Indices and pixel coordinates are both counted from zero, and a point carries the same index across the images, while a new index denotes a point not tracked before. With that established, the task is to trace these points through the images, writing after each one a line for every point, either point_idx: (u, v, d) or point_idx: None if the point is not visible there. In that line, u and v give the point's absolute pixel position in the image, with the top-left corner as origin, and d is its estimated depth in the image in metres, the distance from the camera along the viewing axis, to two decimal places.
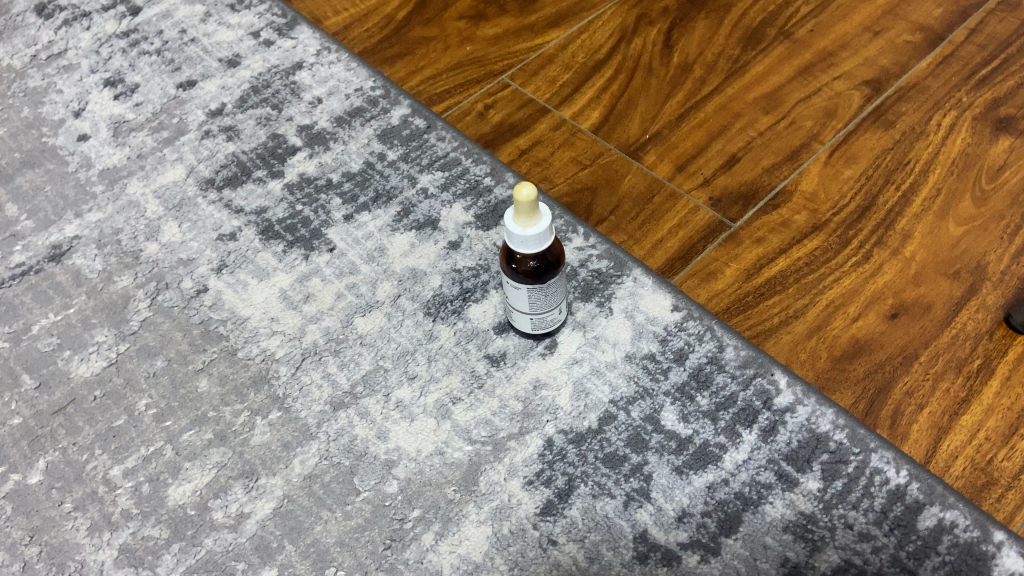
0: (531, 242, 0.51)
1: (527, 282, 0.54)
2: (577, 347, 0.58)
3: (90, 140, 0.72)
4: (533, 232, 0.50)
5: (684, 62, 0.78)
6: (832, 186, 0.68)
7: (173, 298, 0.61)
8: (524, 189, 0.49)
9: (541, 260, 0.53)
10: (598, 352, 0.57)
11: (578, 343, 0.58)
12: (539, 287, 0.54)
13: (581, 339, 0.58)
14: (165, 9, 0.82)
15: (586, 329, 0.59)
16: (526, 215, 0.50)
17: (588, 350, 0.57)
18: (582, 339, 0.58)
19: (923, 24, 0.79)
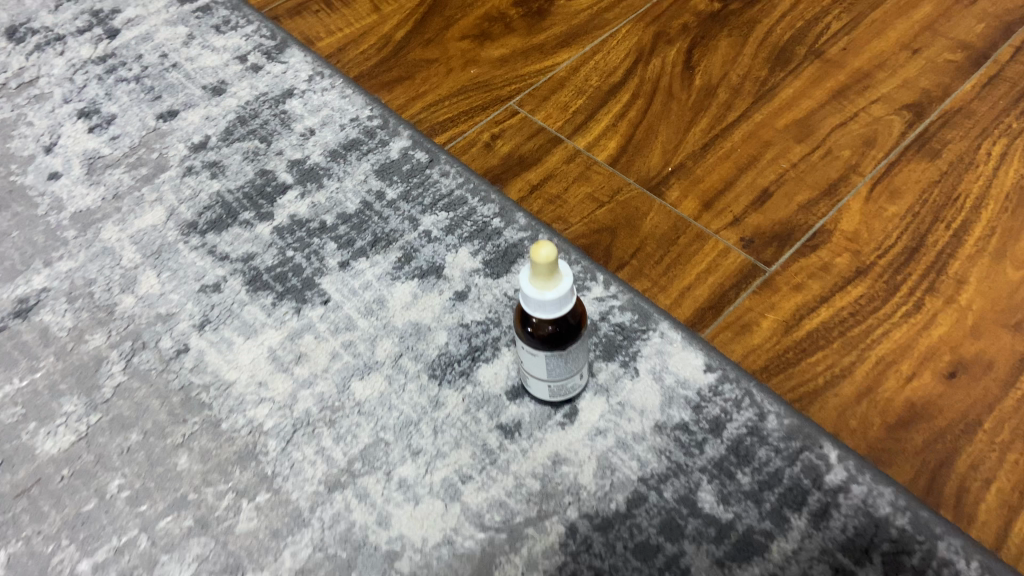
0: (548, 306, 0.44)
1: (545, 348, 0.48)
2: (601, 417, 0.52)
3: (63, 178, 0.66)
4: (552, 296, 0.44)
5: (708, 85, 0.72)
6: (876, 224, 0.61)
7: (151, 360, 0.55)
8: (543, 250, 0.42)
9: (562, 322, 0.47)
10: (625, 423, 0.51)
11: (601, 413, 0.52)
12: (560, 354, 0.47)
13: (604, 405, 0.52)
14: (146, 31, 0.76)
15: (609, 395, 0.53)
16: (546, 276, 0.43)
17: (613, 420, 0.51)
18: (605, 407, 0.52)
19: (965, 41, 0.73)
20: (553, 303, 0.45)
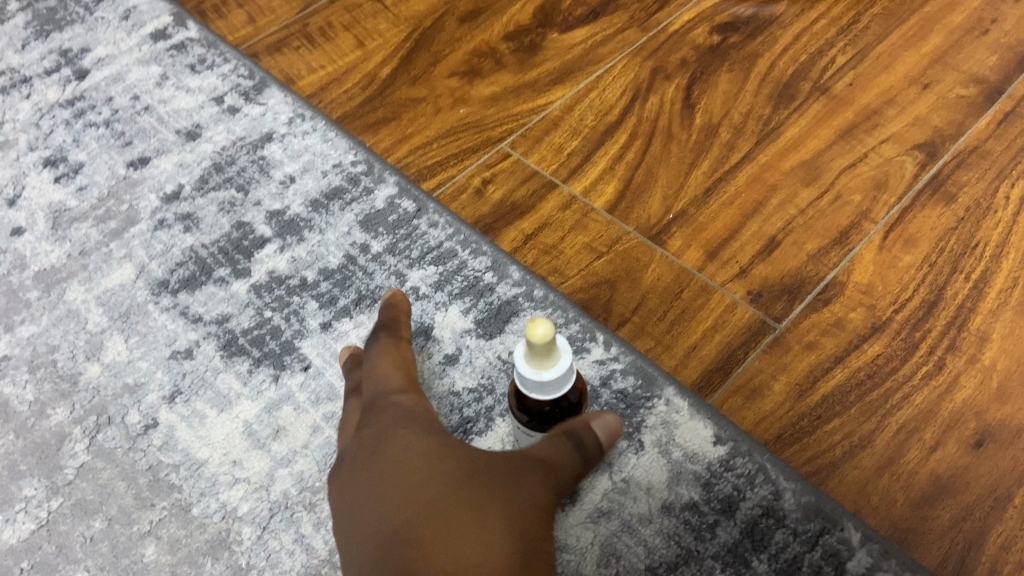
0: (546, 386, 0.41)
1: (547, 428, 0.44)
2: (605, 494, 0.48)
3: (26, 234, 0.62)
4: (550, 374, 0.41)
5: (709, 124, 0.68)
6: (891, 275, 0.58)
7: (117, 437, 0.51)
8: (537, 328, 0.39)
9: (559, 401, 0.43)
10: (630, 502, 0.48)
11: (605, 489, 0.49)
12: None
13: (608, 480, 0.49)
14: (117, 71, 0.72)
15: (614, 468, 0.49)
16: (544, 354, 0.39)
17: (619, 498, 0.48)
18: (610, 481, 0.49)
19: (978, 75, 0.69)
20: (550, 382, 0.41)
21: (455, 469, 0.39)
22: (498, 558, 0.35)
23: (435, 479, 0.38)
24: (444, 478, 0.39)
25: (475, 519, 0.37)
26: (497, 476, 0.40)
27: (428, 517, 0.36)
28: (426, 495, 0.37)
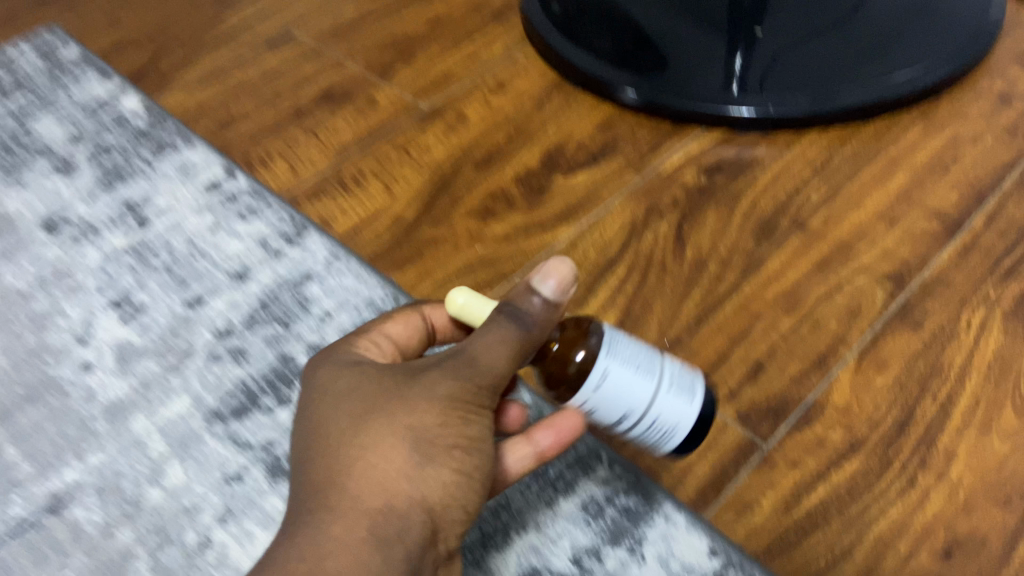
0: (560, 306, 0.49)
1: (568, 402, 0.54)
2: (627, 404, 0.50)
3: (95, 369, 0.70)
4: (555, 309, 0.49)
5: (699, 257, 0.76)
6: (866, 397, 0.64)
7: (176, 555, 0.58)
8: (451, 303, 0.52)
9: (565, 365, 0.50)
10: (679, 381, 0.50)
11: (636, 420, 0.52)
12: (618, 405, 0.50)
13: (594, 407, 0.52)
14: (176, 220, 0.82)
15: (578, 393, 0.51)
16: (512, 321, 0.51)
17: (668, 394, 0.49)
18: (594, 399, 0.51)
19: (940, 210, 0.77)
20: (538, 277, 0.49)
21: (362, 402, 0.46)
22: (392, 465, 0.44)
23: (338, 408, 0.47)
24: (347, 407, 0.47)
25: (368, 436, 0.45)
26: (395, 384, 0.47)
27: (335, 433, 0.45)
28: (333, 417, 0.46)
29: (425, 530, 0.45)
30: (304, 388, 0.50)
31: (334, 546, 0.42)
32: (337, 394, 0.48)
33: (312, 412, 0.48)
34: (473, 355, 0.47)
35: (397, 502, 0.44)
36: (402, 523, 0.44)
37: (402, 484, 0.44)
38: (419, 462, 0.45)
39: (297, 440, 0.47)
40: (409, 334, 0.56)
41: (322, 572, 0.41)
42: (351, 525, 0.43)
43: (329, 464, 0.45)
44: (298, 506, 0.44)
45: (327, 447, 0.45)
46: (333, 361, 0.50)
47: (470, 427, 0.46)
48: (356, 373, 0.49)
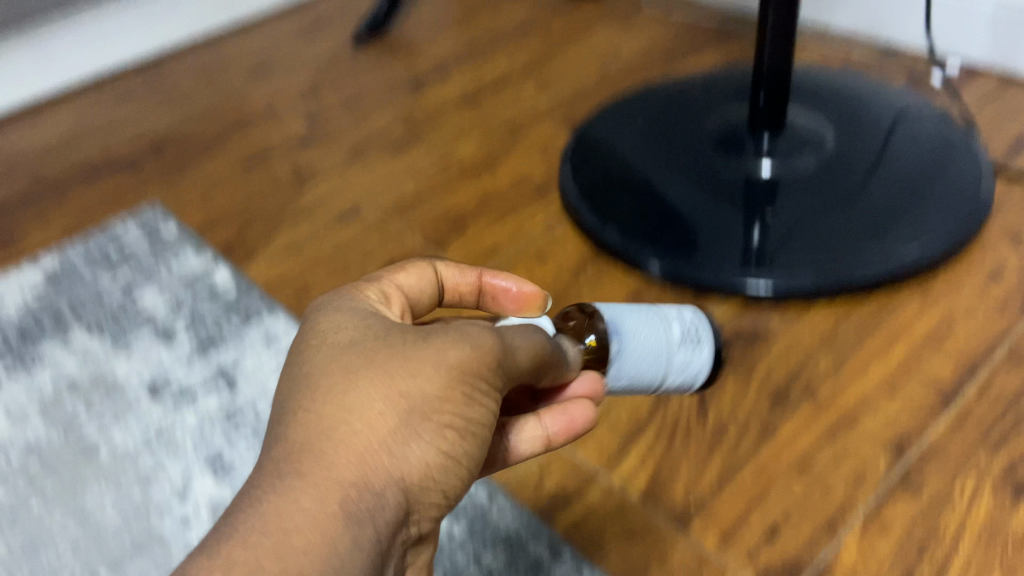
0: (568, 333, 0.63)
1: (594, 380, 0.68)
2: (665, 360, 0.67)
3: (193, 524, 0.81)
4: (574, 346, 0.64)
5: (719, 422, 0.86)
6: (871, 560, 0.72)
7: None
8: None
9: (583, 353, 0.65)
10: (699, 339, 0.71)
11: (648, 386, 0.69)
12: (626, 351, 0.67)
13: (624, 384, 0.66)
14: (260, 383, 0.94)
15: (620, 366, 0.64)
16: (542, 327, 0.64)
17: (694, 351, 0.70)
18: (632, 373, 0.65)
19: (935, 381, 0.86)
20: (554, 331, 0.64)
21: (360, 358, 0.52)
22: (375, 421, 0.49)
23: (338, 360, 0.52)
24: (348, 360, 0.52)
25: (360, 390, 0.50)
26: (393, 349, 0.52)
27: (330, 382, 0.51)
28: (332, 369, 0.51)
29: (398, 509, 0.49)
30: (313, 330, 0.56)
31: (302, 511, 0.45)
32: (341, 345, 0.53)
33: (313, 360, 0.53)
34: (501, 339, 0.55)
35: (373, 478, 0.48)
36: (376, 501, 0.48)
37: (382, 457, 0.49)
38: (401, 426, 0.49)
39: (290, 381, 0.52)
40: (418, 284, 0.66)
41: (295, 510, 0.45)
42: (321, 492, 0.46)
43: (314, 418, 0.49)
44: (277, 455, 0.48)
45: (317, 402, 0.50)
46: (346, 311, 0.57)
47: (465, 408, 0.52)
48: (361, 330, 0.54)
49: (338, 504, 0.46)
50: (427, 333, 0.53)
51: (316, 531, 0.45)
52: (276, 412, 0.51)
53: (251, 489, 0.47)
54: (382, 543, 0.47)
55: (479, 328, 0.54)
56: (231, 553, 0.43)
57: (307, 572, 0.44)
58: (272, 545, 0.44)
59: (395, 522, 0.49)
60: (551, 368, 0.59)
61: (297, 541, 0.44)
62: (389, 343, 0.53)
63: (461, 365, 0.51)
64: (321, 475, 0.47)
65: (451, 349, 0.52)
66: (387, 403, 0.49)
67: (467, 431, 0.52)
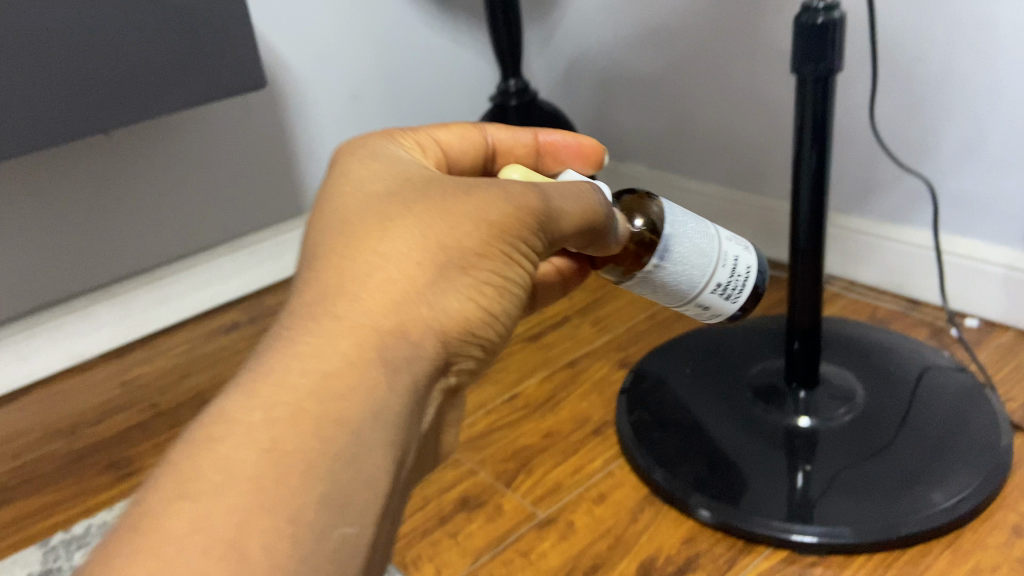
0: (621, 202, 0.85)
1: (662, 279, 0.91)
2: (700, 281, 0.92)
3: None
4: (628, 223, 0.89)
5: None
6: None
7: None
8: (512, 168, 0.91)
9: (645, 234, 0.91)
10: (738, 293, 0.96)
11: (676, 298, 0.93)
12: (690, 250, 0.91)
13: (659, 277, 0.90)
14: None
15: (665, 257, 0.89)
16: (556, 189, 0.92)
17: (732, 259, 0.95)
18: (670, 268, 0.89)
19: None
20: (615, 203, 0.88)
21: (386, 216, 0.68)
22: (404, 263, 0.65)
23: (377, 209, 0.69)
24: (387, 208, 0.69)
25: (390, 240, 0.66)
26: (414, 203, 0.69)
27: (361, 238, 0.67)
28: (371, 215, 0.68)
29: (434, 351, 0.67)
30: (348, 188, 0.73)
31: (341, 353, 0.61)
32: (378, 195, 0.71)
33: (355, 205, 0.70)
34: (540, 189, 0.74)
35: (410, 329, 0.65)
36: (412, 350, 0.65)
37: (421, 301, 0.66)
38: (429, 267, 0.66)
39: (333, 226, 0.69)
40: (456, 143, 0.93)
41: (344, 352, 0.61)
42: (361, 340, 0.62)
43: (356, 264, 0.65)
44: (319, 293, 0.65)
45: (360, 243, 0.66)
46: (384, 166, 0.76)
47: (501, 267, 0.71)
48: (398, 185, 0.72)
49: (378, 350, 0.62)
50: (466, 186, 0.71)
51: (355, 374, 0.61)
52: (320, 248, 0.68)
53: (290, 335, 0.62)
54: (418, 379, 0.65)
55: (519, 183, 0.72)
56: (273, 393, 0.58)
57: (348, 410, 0.59)
58: (314, 389, 0.59)
59: (430, 366, 0.66)
60: (598, 237, 0.81)
61: (338, 385, 0.60)
62: (425, 196, 0.70)
63: (497, 222, 0.69)
64: (362, 320, 0.63)
65: (491, 200, 0.70)
66: (425, 236, 0.67)
67: (496, 283, 0.71)
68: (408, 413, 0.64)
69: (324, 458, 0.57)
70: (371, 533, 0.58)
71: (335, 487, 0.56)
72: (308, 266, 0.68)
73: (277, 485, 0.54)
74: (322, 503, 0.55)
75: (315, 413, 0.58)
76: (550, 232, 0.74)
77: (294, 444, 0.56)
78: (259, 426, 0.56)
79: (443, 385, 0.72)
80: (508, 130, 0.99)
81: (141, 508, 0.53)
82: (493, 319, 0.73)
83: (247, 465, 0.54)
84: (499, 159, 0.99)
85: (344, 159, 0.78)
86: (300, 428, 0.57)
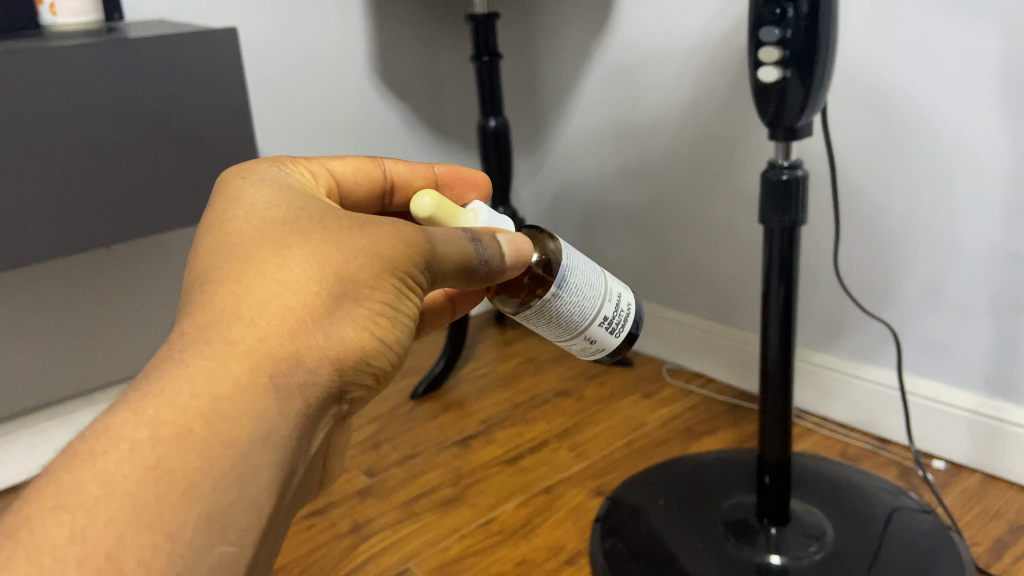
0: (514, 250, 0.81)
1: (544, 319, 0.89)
2: (591, 311, 0.90)
3: None
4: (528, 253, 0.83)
5: None
6: None
7: None
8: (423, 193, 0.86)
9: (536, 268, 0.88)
10: (622, 327, 0.95)
11: (562, 332, 0.91)
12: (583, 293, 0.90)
13: (559, 305, 0.88)
14: None
15: (564, 284, 0.88)
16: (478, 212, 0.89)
17: (620, 310, 0.94)
18: (568, 296, 0.88)
19: None
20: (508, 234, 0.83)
21: (281, 243, 0.69)
22: (299, 290, 0.66)
23: (272, 237, 0.70)
24: (282, 236, 0.70)
25: (284, 268, 0.67)
26: (311, 234, 0.70)
27: (253, 265, 0.68)
28: (265, 243, 0.69)
29: (328, 379, 0.68)
30: (240, 211, 0.73)
31: (231, 377, 0.62)
32: (273, 221, 0.71)
33: (249, 232, 0.71)
34: (432, 232, 0.76)
35: (306, 355, 0.66)
36: (307, 377, 0.66)
37: (317, 329, 0.67)
38: (327, 295, 0.67)
39: (225, 253, 0.70)
40: (350, 174, 0.92)
41: (234, 379, 0.63)
42: (252, 364, 0.63)
43: (250, 290, 0.66)
44: (212, 316, 0.65)
45: (255, 270, 0.67)
46: (278, 193, 0.76)
47: (393, 299, 0.71)
48: (294, 214, 0.73)
49: (271, 375, 0.64)
50: (359, 221, 0.73)
51: (244, 399, 0.62)
52: (211, 273, 0.68)
53: (179, 357, 0.63)
54: (310, 405, 0.66)
55: (410, 225, 0.74)
56: (159, 412, 0.60)
57: (233, 434, 0.61)
58: (201, 411, 0.61)
59: (323, 392, 0.67)
60: (479, 279, 0.78)
61: (226, 409, 0.61)
62: (320, 227, 0.71)
63: (390, 257, 0.71)
64: (255, 344, 0.64)
65: (385, 236, 0.72)
66: (319, 264, 0.68)
67: (391, 316, 0.72)
68: (295, 438, 0.65)
69: (206, 476, 0.59)
70: (248, 554, 0.62)
71: (214, 507, 0.59)
72: (197, 288, 0.68)
73: (156, 502, 0.57)
74: (201, 523, 0.58)
75: (200, 435, 0.60)
76: (437, 270, 0.75)
77: (174, 464, 0.58)
78: (144, 444, 0.58)
79: (337, 413, 0.72)
80: (406, 165, 0.97)
81: (17, 517, 0.55)
82: (390, 347, 0.73)
83: (128, 482, 0.57)
84: (398, 191, 0.97)
85: (236, 183, 0.77)
86: (185, 449, 0.59)
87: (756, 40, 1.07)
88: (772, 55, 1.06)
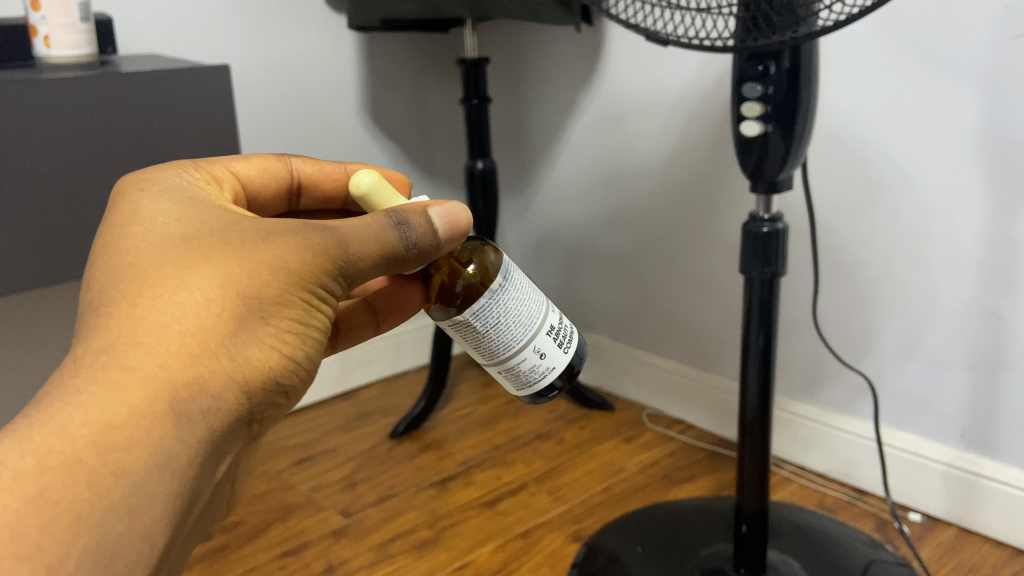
0: (443, 229, 0.78)
1: (491, 318, 0.83)
2: (537, 315, 0.87)
3: None
4: (460, 214, 0.79)
5: None
6: None
7: None
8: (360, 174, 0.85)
9: (467, 276, 0.85)
10: (569, 343, 0.91)
11: (513, 340, 0.85)
12: (528, 291, 0.87)
13: (506, 300, 0.84)
14: None
15: (509, 278, 0.85)
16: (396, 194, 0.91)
17: (564, 324, 0.91)
18: (512, 290, 0.85)
19: None
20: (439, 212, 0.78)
21: (179, 265, 0.66)
22: (201, 316, 0.65)
23: (170, 256, 0.67)
24: (181, 255, 0.67)
25: (183, 293, 0.65)
26: (208, 252, 0.67)
27: (150, 290, 0.65)
28: (163, 264, 0.66)
29: (237, 402, 0.67)
30: (135, 226, 0.70)
31: (127, 406, 0.61)
32: (171, 238, 0.68)
33: (146, 251, 0.68)
34: (340, 232, 0.72)
35: (209, 382, 0.65)
36: (212, 402, 0.65)
37: (222, 353, 0.66)
38: (230, 319, 0.66)
39: (122, 273, 0.67)
40: (256, 176, 0.89)
41: (128, 407, 0.61)
42: (151, 392, 0.62)
43: (148, 315, 0.64)
44: (108, 340, 0.63)
45: (152, 294, 0.65)
46: (180, 205, 0.72)
47: (304, 315, 0.70)
48: (194, 228, 0.69)
49: (170, 401, 0.63)
50: (264, 231, 0.70)
51: (142, 428, 0.61)
52: (106, 295, 0.66)
53: (71, 385, 0.62)
54: (215, 432, 0.65)
55: (317, 229, 0.71)
56: (47, 440, 0.59)
57: (127, 464, 0.60)
58: (93, 440, 0.60)
59: (231, 417, 0.66)
60: (404, 264, 0.76)
61: (120, 438, 0.60)
62: (221, 241, 0.68)
63: (296, 270, 0.69)
64: (154, 370, 0.63)
65: (291, 248, 0.69)
66: (222, 286, 0.66)
67: (300, 331, 0.71)
68: (195, 469, 0.64)
69: (94, 507, 0.59)
70: None
71: (103, 540, 0.59)
72: (93, 312, 0.66)
73: (37, 533, 0.56)
74: (87, 555, 0.58)
75: (91, 464, 0.59)
76: (351, 274, 0.73)
77: (60, 494, 0.58)
78: (28, 473, 0.58)
79: (249, 435, 0.71)
80: (311, 160, 0.95)
81: None
82: (302, 364, 0.72)
83: (9, 511, 0.56)
84: (306, 191, 0.95)
85: (134, 195, 0.73)
86: (71, 479, 0.59)
87: (738, 96, 1.10)
88: (753, 110, 1.08)
